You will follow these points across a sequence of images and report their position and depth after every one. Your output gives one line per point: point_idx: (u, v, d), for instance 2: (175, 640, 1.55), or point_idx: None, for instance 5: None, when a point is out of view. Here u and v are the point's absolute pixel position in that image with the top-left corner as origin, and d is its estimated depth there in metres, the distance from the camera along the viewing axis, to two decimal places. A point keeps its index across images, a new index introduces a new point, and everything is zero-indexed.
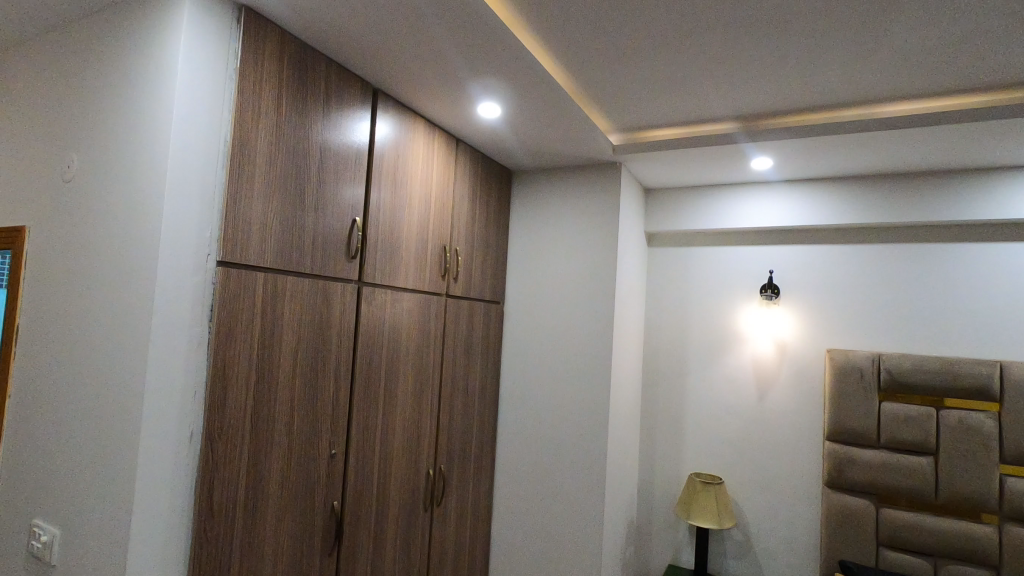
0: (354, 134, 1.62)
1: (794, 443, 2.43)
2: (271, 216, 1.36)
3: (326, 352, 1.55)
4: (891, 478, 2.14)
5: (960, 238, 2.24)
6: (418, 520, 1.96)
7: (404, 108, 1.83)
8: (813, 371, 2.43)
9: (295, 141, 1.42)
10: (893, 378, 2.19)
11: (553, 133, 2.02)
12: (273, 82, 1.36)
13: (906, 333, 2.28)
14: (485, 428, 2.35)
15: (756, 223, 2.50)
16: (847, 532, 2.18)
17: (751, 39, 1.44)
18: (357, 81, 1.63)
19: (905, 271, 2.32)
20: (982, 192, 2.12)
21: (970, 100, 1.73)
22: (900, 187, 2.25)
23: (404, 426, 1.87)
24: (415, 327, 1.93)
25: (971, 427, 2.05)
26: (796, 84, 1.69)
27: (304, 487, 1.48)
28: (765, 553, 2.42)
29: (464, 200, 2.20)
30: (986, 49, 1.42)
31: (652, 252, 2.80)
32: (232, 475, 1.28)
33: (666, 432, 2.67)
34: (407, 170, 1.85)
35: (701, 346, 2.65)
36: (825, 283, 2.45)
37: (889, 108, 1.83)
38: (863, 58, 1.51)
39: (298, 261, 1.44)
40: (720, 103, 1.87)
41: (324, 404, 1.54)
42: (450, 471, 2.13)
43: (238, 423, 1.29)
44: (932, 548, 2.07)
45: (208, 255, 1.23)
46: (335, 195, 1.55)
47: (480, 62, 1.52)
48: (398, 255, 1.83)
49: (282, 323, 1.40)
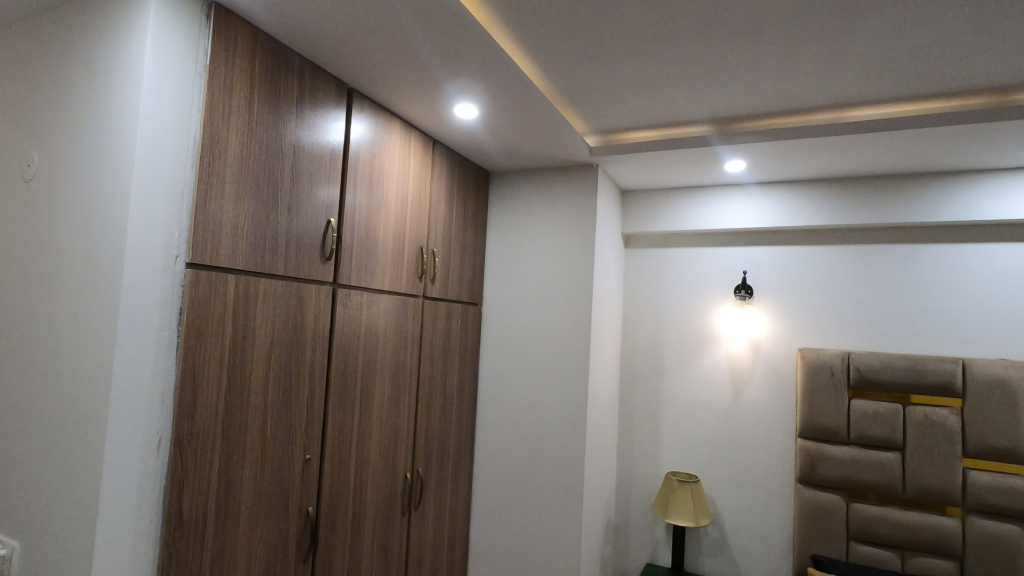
0: (329, 134, 1.61)
1: (767, 440, 2.46)
2: (243, 217, 1.35)
3: (301, 354, 1.54)
4: (861, 473, 2.19)
5: (929, 239, 2.28)
6: (394, 522, 1.96)
7: (379, 107, 1.82)
8: (786, 370, 2.46)
9: (267, 142, 1.41)
10: (862, 376, 2.23)
11: (530, 134, 2.03)
12: (244, 81, 1.34)
13: (876, 333, 2.33)
14: (464, 429, 2.36)
15: (732, 224, 2.53)
16: (819, 527, 2.22)
17: (725, 43, 1.46)
18: (332, 81, 1.62)
19: (875, 271, 2.36)
20: (950, 194, 2.17)
21: (937, 104, 1.77)
22: (871, 189, 2.29)
23: (380, 428, 1.87)
24: (392, 329, 1.92)
25: (936, 422, 2.10)
26: (769, 88, 1.71)
27: (277, 492, 1.47)
28: (740, 550, 2.46)
29: (442, 201, 2.20)
30: (949, 56, 1.46)
31: (630, 252, 2.82)
32: (203, 480, 1.26)
33: (644, 431, 2.70)
34: (383, 171, 1.84)
35: (678, 345, 2.68)
36: (798, 284, 2.48)
37: (859, 112, 1.87)
38: (833, 62, 1.53)
39: (270, 263, 1.43)
40: (695, 106, 1.89)
41: (298, 408, 1.53)
42: (428, 474, 2.13)
43: (209, 427, 1.28)
44: (899, 541, 2.12)
45: (176, 257, 1.22)
46: (309, 196, 1.54)
47: (454, 63, 1.52)
48: (374, 256, 1.82)
49: (254, 325, 1.39)
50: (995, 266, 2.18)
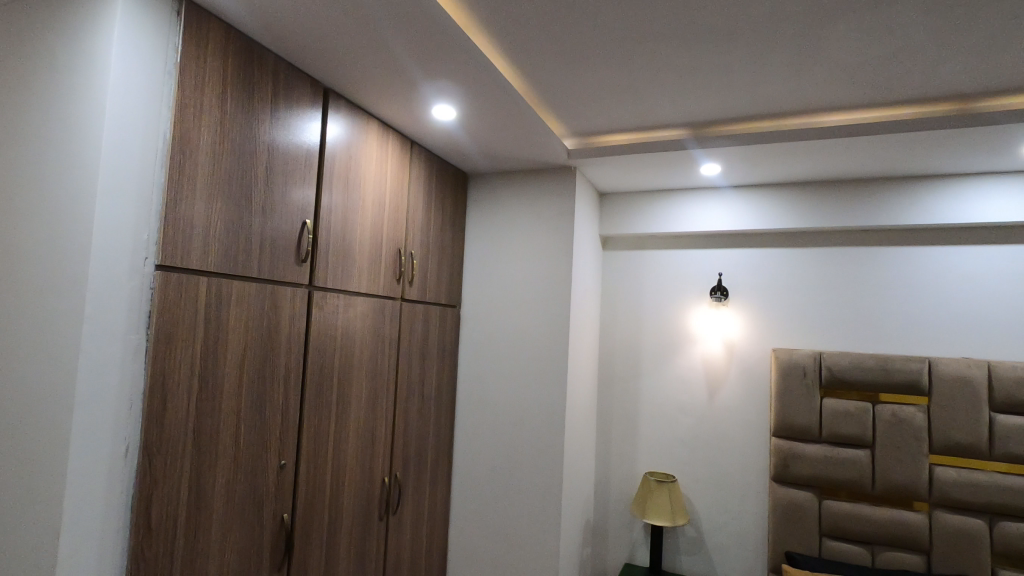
0: (304, 135, 1.59)
1: (743, 440, 2.50)
2: (215, 218, 1.32)
3: (275, 358, 1.51)
4: (832, 471, 2.23)
5: (896, 242, 2.35)
6: (372, 527, 1.93)
7: (356, 108, 1.80)
8: (761, 371, 2.51)
9: (240, 142, 1.38)
10: (833, 376, 2.29)
11: (508, 136, 2.03)
12: (216, 80, 1.31)
13: (846, 333, 2.39)
14: (442, 432, 2.34)
15: (707, 226, 2.57)
16: (792, 524, 2.26)
17: (699, 48, 1.48)
18: (307, 80, 1.60)
19: (845, 273, 2.42)
20: (915, 198, 2.24)
21: (903, 111, 1.82)
22: (841, 193, 2.35)
23: (357, 432, 1.85)
24: (369, 332, 1.90)
25: (903, 420, 2.16)
26: (744, 93, 1.74)
27: (251, 499, 1.44)
28: (716, 548, 2.49)
29: (420, 203, 2.19)
30: (915, 63, 1.50)
31: (608, 254, 2.84)
32: (173, 488, 1.23)
33: (622, 432, 2.71)
34: (359, 172, 1.82)
35: (656, 346, 2.70)
36: (771, 285, 2.53)
37: (829, 117, 1.91)
38: (805, 69, 1.56)
39: (244, 265, 1.40)
40: (671, 110, 1.91)
41: (273, 413, 1.50)
42: (406, 478, 2.11)
43: (179, 434, 1.24)
44: (870, 537, 2.17)
45: (145, 259, 1.19)
46: (284, 197, 1.52)
47: (432, 64, 1.52)
48: (351, 257, 1.80)
49: (226, 329, 1.36)
50: (959, 269, 2.25)
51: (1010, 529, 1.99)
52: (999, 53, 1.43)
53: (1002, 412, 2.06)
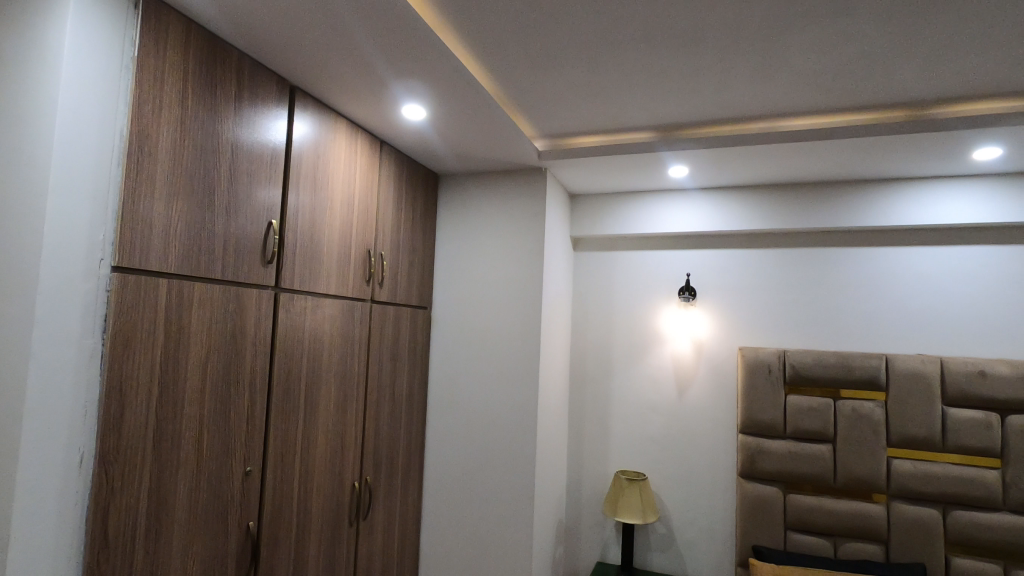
0: (270, 133, 1.55)
1: (711, 437, 2.55)
2: (175, 218, 1.28)
3: (240, 362, 1.47)
4: (796, 466, 2.29)
5: (856, 243, 2.43)
6: (342, 532, 1.90)
7: (323, 106, 1.77)
8: (728, 369, 2.56)
9: (202, 140, 1.34)
10: (797, 373, 2.35)
11: (479, 137, 2.02)
12: (177, 75, 1.27)
13: (808, 332, 2.46)
14: (413, 435, 2.32)
15: (676, 227, 2.61)
16: (759, 519, 2.32)
17: (666, 52, 1.51)
18: (273, 78, 1.56)
19: (807, 273, 2.49)
20: (873, 200, 2.32)
21: (861, 116, 1.89)
22: (803, 195, 2.42)
23: (326, 436, 1.81)
24: (338, 334, 1.87)
25: (863, 415, 2.23)
26: (710, 96, 1.78)
27: (214, 506, 1.39)
28: (686, 544, 2.53)
29: (390, 204, 2.16)
30: (871, 70, 1.56)
31: (579, 255, 2.86)
32: (132, 498, 1.18)
33: (593, 431, 2.74)
34: (327, 172, 1.79)
35: (626, 346, 2.73)
36: (738, 285, 2.59)
37: (791, 122, 1.97)
38: (769, 74, 1.60)
39: (207, 266, 1.36)
40: (640, 113, 1.94)
41: (237, 418, 1.46)
42: (377, 482, 2.08)
43: (139, 441, 1.20)
44: (832, 529, 2.23)
45: (100, 260, 1.14)
46: (249, 197, 1.48)
47: (402, 63, 1.50)
48: (319, 258, 1.77)
49: (188, 332, 1.32)
50: (915, 269, 2.34)
51: (962, 517, 2.09)
52: (949, 61, 1.49)
53: (954, 405, 2.15)
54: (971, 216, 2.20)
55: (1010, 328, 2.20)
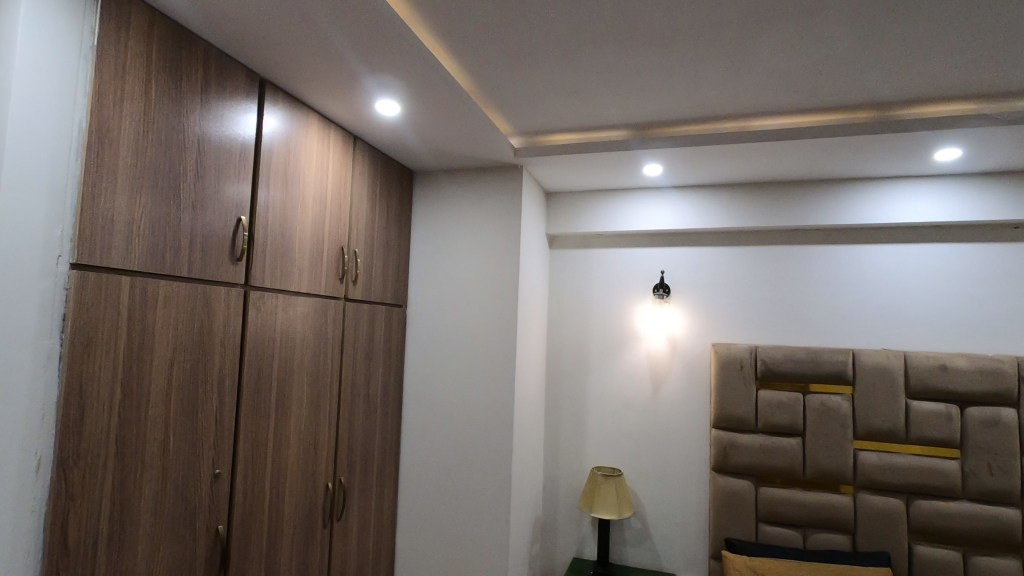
0: (239, 127, 1.51)
1: (684, 432, 2.58)
2: (139, 214, 1.23)
3: (208, 362, 1.43)
4: (767, 459, 2.34)
5: (824, 241, 2.49)
6: (315, 535, 1.87)
7: (294, 101, 1.74)
8: (701, 366, 2.59)
9: (167, 133, 1.30)
10: (767, 368, 2.40)
11: (454, 133, 2.01)
12: (140, 66, 1.23)
13: (779, 328, 2.51)
14: (389, 435, 2.30)
15: (651, 225, 2.63)
16: (731, 512, 2.36)
17: (641, 51, 1.51)
18: (241, 70, 1.52)
19: (777, 270, 2.54)
20: (840, 199, 2.38)
21: (829, 117, 1.93)
22: (773, 194, 2.47)
23: (298, 436, 1.78)
24: (311, 333, 1.84)
25: (831, 409, 2.29)
26: (684, 95, 1.79)
27: (181, 512, 1.35)
28: (661, 538, 2.56)
29: (364, 201, 2.13)
30: (839, 72, 1.59)
31: (554, 253, 2.87)
32: (93, 504, 1.14)
33: (569, 428, 2.75)
34: (299, 168, 1.76)
35: (601, 343, 2.75)
36: (711, 282, 2.63)
37: (762, 122, 2.00)
38: (741, 74, 1.62)
39: (172, 264, 1.32)
40: (614, 111, 1.95)
41: (205, 420, 1.42)
42: (351, 483, 2.06)
43: (100, 445, 1.16)
44: (802, 520, 2.28)
45: (59, 257, 1.10)
46: (217, 193, 1.44)
47: (375, 58, 1.48)
48: (291, 256, 1.73)
49: (153, 331, 1.28)
50: (880, 266, 2.41)
51: (924, 506, 2.16)
52: (912, 64, 1.53)
53: (916, 398, 2.22)
54: (932, 215, 2.27)
55: (969, 323, 2.28)
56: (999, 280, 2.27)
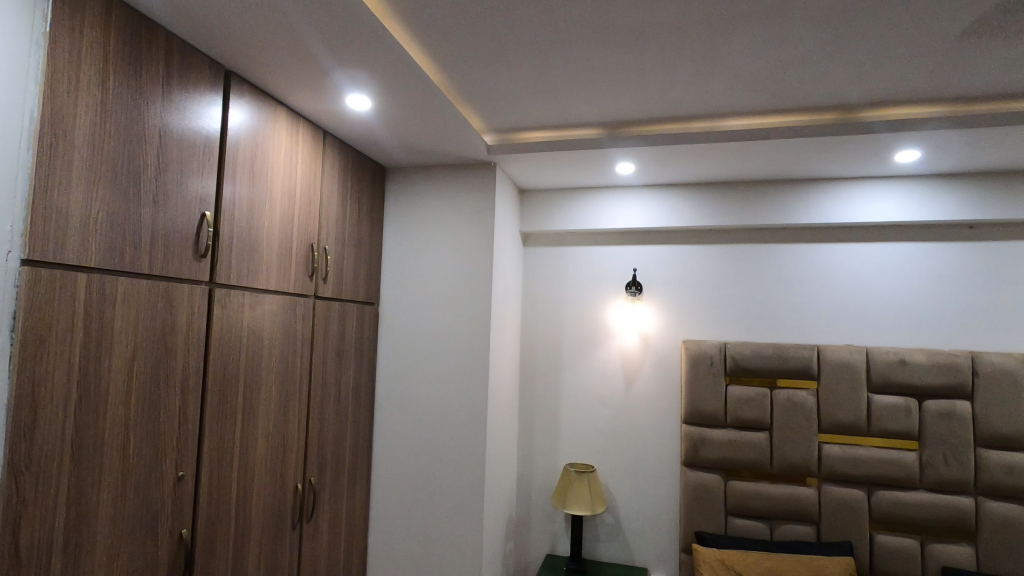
0: (203, 120, 1.47)
1: (656, 428, 2.62)
2: (96, 208, 1.19)
3: (171, 362, 1.39)
4: (736, 453, 2.38)
5: (790, 239, 2.55)
6: (284, 537, 1.83)
7: (262, 94, 1.70)
8: (673, 362, 2.63)
9: (126, 125, 1.25)
10: (736, 364, 2.44)
11: (427, 129, 1.99)
12: (97, 55, 1.18)
13: (747, 325, 2.56)
14: (361, 435, 2.27)
15: (623, 224, 2.66)
16: (701, 506, 2.40)
17: (613, 48, 1.52)
18: (205, 61, 1.48)
19: (746, 267, 2.59)
20: (806, 199, 2.44)
21: (795, 118, 1.97)
22: (742, 194, 2.51)
23: (265, 438, 1.74)
24: (279, 332, 1.80)
25: (796, 403, 2.35)
26: (656, 94, 1.81)
27: (142, 516, 1.31)
28: (633, 533, 2.59)
29: (334, 196, 2.10)
30: (805, 73, 1.63)
31: (528, 251, 2.87)
32: (46, 510, 1.10)
33: (543, 425, 2.76)
34: (266, 163, 1.72)
35: (574, 341, 2.77)
36: (682, 280, 2.66)
37: (731, 122, 2.03)
38: (710, 74, 1.65)
39: (132, 260, 1.27)
40: (587, 110, 1.96)
41: (168, 421, 1.38)
42: (321, 484, 2.02)
43: (54, 449, 1.11)
44: (769, 512, 2.33)
45: (8, 252, 1.04)
46: (179, 187, 1.40)
47: (345, 52, 1.46)
48: (258, 252, 1.69)
49: (111, 331, 1.23)
50: (844, 264, 2.47)
51: (885, 496, 2.23)
52: (874, 67, 1.58)
53: (877, 392, 2.30)
54: (892, 215, 2.34)
55: (928, 319, 2.37)
56: (954, 278, 2.36)
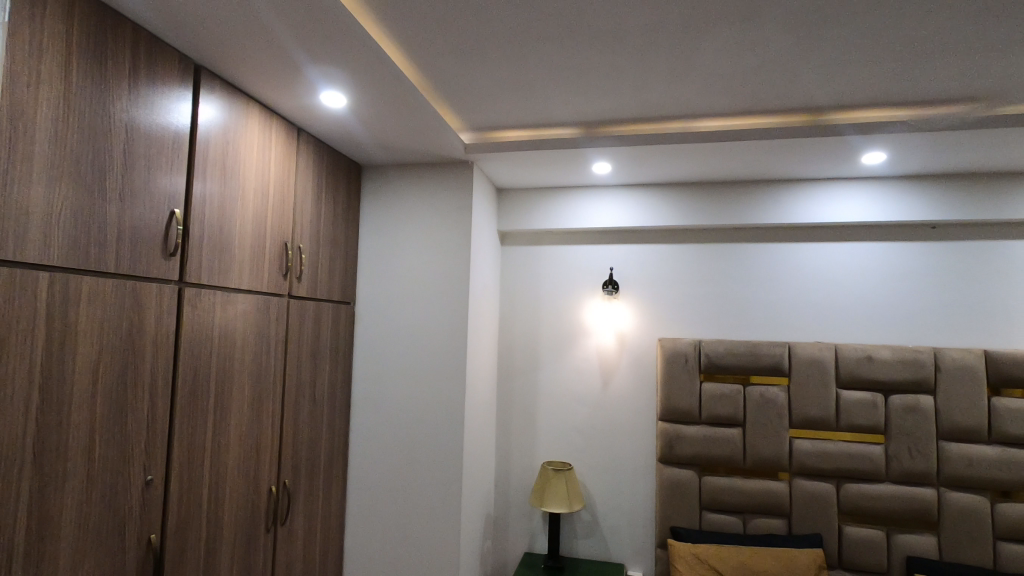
0: (172, 115, 1.44)
1: (632, 425, 2.65)
2: (58, 205, 1.15)
3: (139, 363, 1.36)
4: (710, 449, 2.42)
5: (763, 239, 2.60)
6: (258, 540, 1.81)
7: (233, 89, 1.67)
8: (649, 360, 2.66)
9: (90, 120, 1.22)
10: (710, 361, 2.48)
11: (403, 127, 1.97)
12: (59, 47, 1.15)
13: (721, 323, 2.60)
14: (336, 435, 2.25)
15: (600, 223, 2.68)
16: (677, 501, 2.43)
17: (588, 48, 1.52)
18: (174, 55, 1.44)
19: (720, 266, 2.63)
20: (777, 199, 2.49)
21: (767, 120, 2.01)
22: (716, 194, 2.56)
23: (238, 440, 1.71)
24: (252, 331, 1.77)
25: (768, 400, 2.39)
26: (631, 95, 1.83)
27: (109, 522, 1.28)
28: (610, 530, 2.62)
29: (309, 194, 2.07)
30: (776, 76, 1.66)
31: (505, 250, 2.88)
32: (6, 517, 1.06)
33: (521, 424, 2.77)
34: (238, 159, 1.69)
35: (552, 339, 2.78)
36: (657, 278, 2.70)
37: (705, 123, 2.06)
38: (684, 75, 1.67)
39: (98, 259, 1.24)
40: (564, 109, 1.97)
41: (136, 424, 1.35)
42: (296, 486, 2.00)
43: (14, 453, 1.08)
44: (742, 507, 2.38)
45: None
46: (147, 184, 1.36)
47: (319, 48, 1.44)
48: (230, 251, 1.66)
49: (75, 331, 1.19)
50: (814, 263, 2.53)
51: (853, 489, 2.29)
52: (842, 70, 1.62)
53: (846, 387, 2.36)
54: (859, 215, 2.41)
55: (893, 316, 2.44)
56: (919, 276, 2.43)
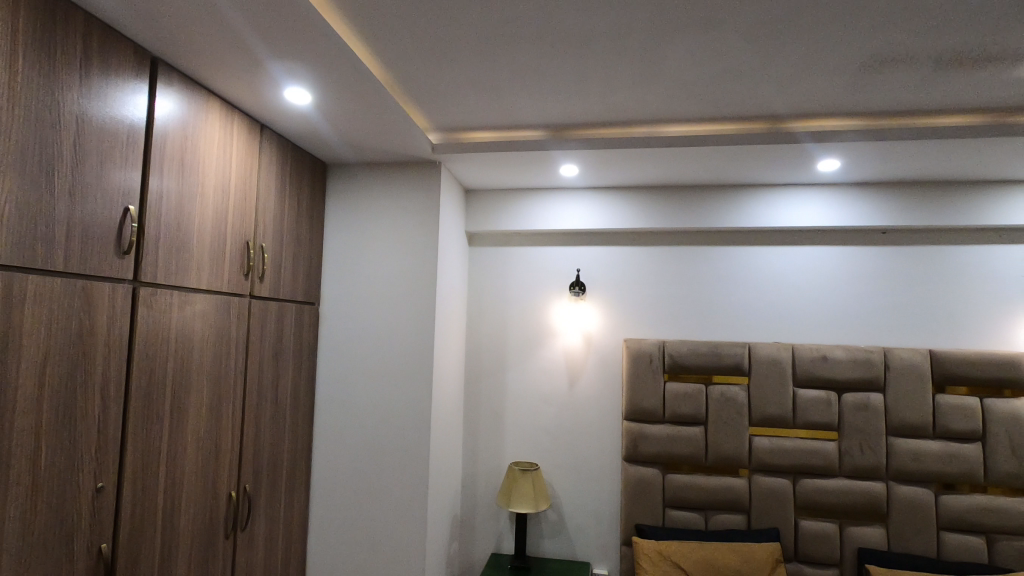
0: (126, 108, 1.39)
1: (598, 424, 2.68)
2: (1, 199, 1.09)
3: (88, 366, 1.30)
4: (673, 448, 2.47)
5: (725, 242, 2.67)
6: (216, 547, 1.75)
7: (192, 83, 1.62)
8: (614, 360, 2.70)
9: (37, 111, 1.16)
10: (674, 362, 2.53)
11: (370, 126, 1.95)
12: (3, 34, 1.09)
13: (685, 324, 2.66)
14: (299, 438, 2.20)
15: (567, 225, 2.70)
16: (641, 500, 2.47)
17: (556, 51, 1.54)
18: (129, 46, 1.39)
19: (683, 268, 2.69)
20: (738, 204, 2.56)
21: (729, 126, 2.06)
22: (680, 198, 2.61)
23: (196, 444, 1.66)
24: (211, 332, 1.72)
25: (729, 399, 2.46)
26: (598, 99, 1.85)
27: (55, 532, 1.22)
28: (576, 528, 2.64)
29: (272, 192, 2.02)
30: (737, 83, 1.71)
31: (473, 251, 2.87)
32: None
33: (488, 424, 2.77)
34: (197, 155, 1.64)
35: (519, 340, 2.79)
36: (623, 280, 2.74)
37: (670, 129, 2.10)
38: (649, 81, 1.70)
39: (44, 257, 1.18)
40: (531, 111, 1.98)
41: (85, 428, 1.29)
42: (257, 490, 1.95)
43: None
44: (704, 504, 2.43)
45: None
46: (99, 179, 1.31)
47: (282, 43, 1.41)
48: (188, 249, 1.61)
49: (18, 333, 1.14)
50: (773, 266, 2.62)
51: (808, 484, 2.37)
52: (798, 80, 1.68)
53: (802, 386, 2.44)
54: (816, 219, 2.50)
55: (847, 318, 2.54)
56: (870, 278, 2.54)
